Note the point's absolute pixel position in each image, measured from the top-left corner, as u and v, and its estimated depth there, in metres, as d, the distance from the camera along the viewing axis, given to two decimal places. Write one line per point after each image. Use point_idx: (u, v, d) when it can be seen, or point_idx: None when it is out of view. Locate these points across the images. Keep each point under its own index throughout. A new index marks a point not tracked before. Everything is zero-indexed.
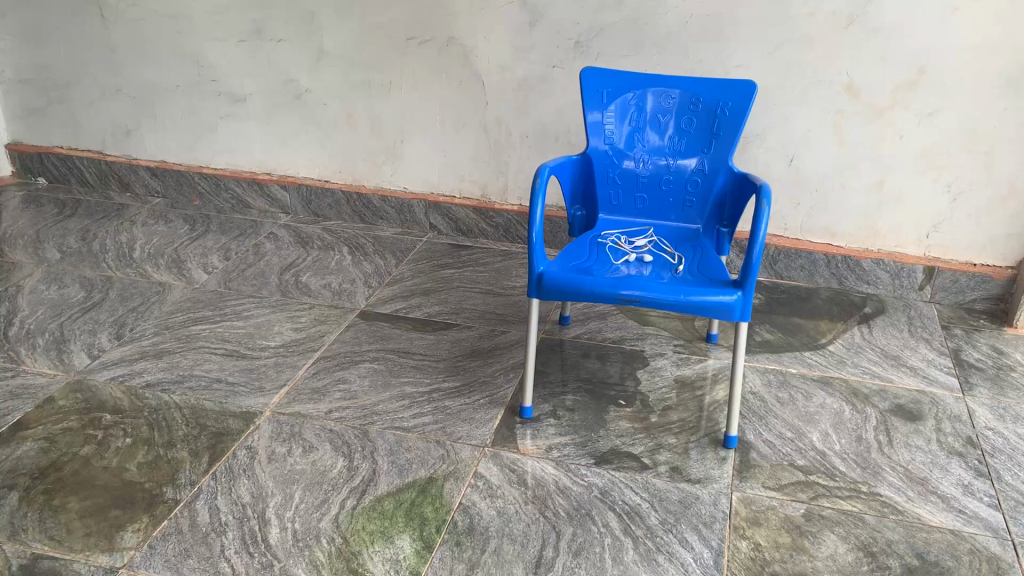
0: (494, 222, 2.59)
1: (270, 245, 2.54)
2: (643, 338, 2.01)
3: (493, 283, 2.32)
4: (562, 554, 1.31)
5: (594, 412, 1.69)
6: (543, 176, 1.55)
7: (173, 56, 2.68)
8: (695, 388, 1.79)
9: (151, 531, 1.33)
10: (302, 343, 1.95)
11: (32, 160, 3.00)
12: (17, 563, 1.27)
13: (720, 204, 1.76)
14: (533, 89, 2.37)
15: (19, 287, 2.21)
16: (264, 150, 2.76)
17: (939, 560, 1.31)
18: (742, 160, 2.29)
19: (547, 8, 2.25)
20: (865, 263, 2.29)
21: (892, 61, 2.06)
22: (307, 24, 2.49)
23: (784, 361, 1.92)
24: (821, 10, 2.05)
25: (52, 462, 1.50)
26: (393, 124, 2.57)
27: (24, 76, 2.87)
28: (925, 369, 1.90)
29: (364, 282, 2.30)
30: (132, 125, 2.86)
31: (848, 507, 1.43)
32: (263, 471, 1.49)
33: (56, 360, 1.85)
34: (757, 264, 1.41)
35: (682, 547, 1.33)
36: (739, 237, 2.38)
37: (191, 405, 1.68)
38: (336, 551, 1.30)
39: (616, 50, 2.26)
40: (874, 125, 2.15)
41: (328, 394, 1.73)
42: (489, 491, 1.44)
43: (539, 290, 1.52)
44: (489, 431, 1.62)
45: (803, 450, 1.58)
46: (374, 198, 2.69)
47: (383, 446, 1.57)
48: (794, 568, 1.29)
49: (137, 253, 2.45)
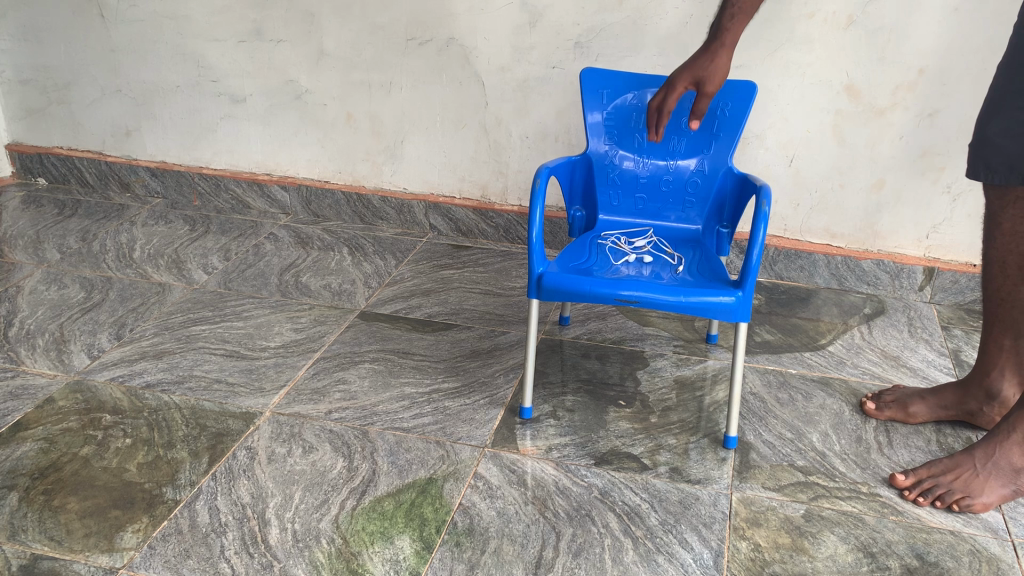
0: (494, 223, 2.60)
1: (270, 245, 2.55)
2: (643, 338, 2.01)
3: (493, 283, 2.32)
4: (562, 554, 1.31)
5: (594, 412, 1.70)
6: (542, 177, 1.55)
7: (173, 56, 2.68)
8: (696, 388, 1.79)
9: (151, 531, 1.34)
10: (302, 343, 1.96)
11: (31, 160, 3.00)
12: (17, 563, 1.27)
13: (719, 205, 1.75)
14: (533, 89, 2.37)
15: (19, 287, 2.21)
16: (263, 151, 2.77)
17: (940, 560, 1.31)
18: (741, 160, 2.30)
19: (547, 8, 2.25)
20: (865, 264, 2.29)
21: (892, 62, 2.06)
22: (306, 25, 2.49)
23: (785, 361, 1.92)
24: (821, 11, 2.06)
25: (52, 462, 1.50)
26: (393, 124, 2.57)
27: (25, 76, 2.87)
28: (925, 369, 1.90)
29: (364, 282, 2.30)
30: (132, 125, 2.86)
31: (848, 507, 1.43)
32: (263, 471, 1.49)
33: (57, 360, 1.85)
34: (757, 265, 1.41)
35: (682, 546, 1.33)
36: (739, 237, 2.39)
37: (191, 406, 1.68)
38: (336, 551, 1.30)
39: (616, 51, 2.27)
40: (873, 126, 2.15)
41: (328, 394, 1.74)
42: (489, 491, 1.45)
43: (539, 291, 1.51)
44: (489, 431, 1.62)
45: (803, 450, 1.58)
46: (374, 198, 2.70)
47: (383, 446, 1.57)
48: (794, 568, 1.29)
49: (138, 253, 2.46)
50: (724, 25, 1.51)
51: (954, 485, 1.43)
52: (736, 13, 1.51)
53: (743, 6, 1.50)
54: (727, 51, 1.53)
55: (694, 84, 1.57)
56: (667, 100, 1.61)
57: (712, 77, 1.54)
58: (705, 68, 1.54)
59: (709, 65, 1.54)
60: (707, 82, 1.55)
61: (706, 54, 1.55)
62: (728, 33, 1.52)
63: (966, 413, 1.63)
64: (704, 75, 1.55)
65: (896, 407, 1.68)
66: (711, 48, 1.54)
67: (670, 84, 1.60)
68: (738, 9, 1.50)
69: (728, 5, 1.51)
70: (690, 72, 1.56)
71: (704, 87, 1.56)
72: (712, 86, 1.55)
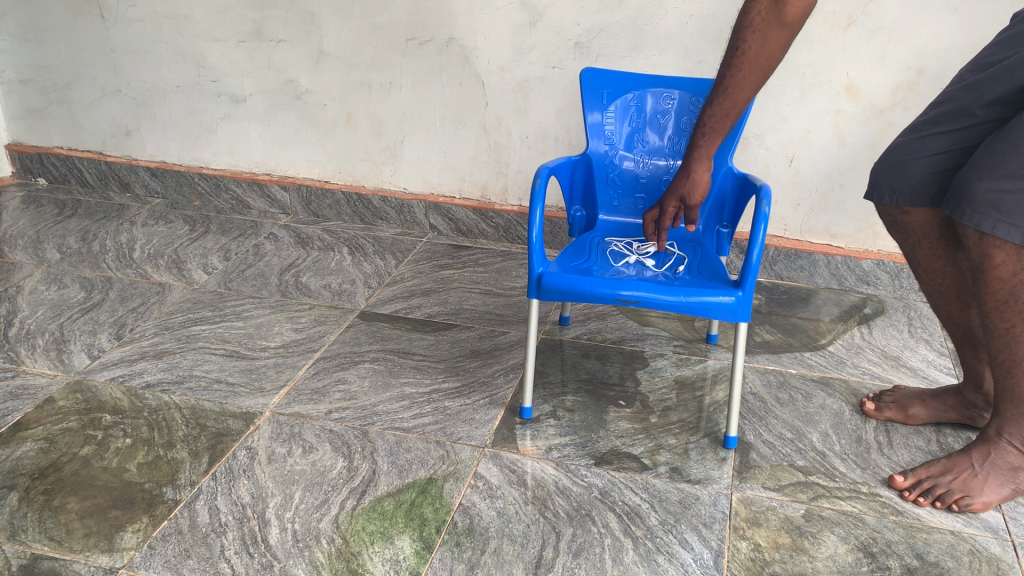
0: (494, 223, 2.60)
1: (270, 245, 2.55)
2: (643, 338, 2.01)
3: (493, 284, 2.32)
4: (562, 554, 1.31)
5: (594, 412, 1.70)
6: (543, 177, 1.55)
7: (173, 56, 2.68)
8: (696, 388, 1.79)
9: (151, 531, 1.34)
10: (302, 343, 1.96)
11: (32, 160, 3.00)
12: (17, 563, 1.27)
13: (720, 204, 1.75)
14: (533, 89, 2.37)
15: (19, 287, 2.21)
16: (263, 151, 2.77)
17: (940, 560, 1.31)
18: (741, 160, 2.30)
19: (547, 8, 2.25)
20: (865, 264, 2.30)
21: (892, 62, 2.06)
22: (306, 25, 2.49)
23: (785, 361, 1.92)
24: (821, 10, 2.06)
25: (52, 462, 1.50)
26: (393, 123, 2.57)
27: (24, 76, 2.87)
28: (925, 369, 1.90)
29: (364, 282, 2.30)
30: (132, 125, 2.86)
31: (848, 507, 1.43)
32: (263, 471, 1.49)
33: (57, 360, 1.85)
34: (757, 265, 1.41)
35: (682, 546, 1.33)
36: (739, 237, 2.39)
37: (191, 406, 1.68)
38: (336, 551, 1.30)
39: (616, 51, 2.27)
40: (873, 126, 2.14)
41: (328, 394, 1.73)
42: (489, 491, 1.45)
43: (539, 291, 1.52)
44: (489, 431, 1.62)
45: (803, 450, 1.58)
46: (374, 199, 2.70)
47: (383, 446, 1.57)
48: (794, 568, 1.29)
49: (138, 253, 2.46)
50: (697, 143, 1.41)
51: (960, 484, 1.43)
52: (709, 131, 1.40)
53: (716, 123, 1.39)
54: (703, 166, 1.42)
55: (681, 200, 1.47)
56: (659, 219, 1.51)
57: (693, 191, 1.44)
58: (683, 185, 1.44)
59: (686, 183, 1.44)
60: (690, 197, 1.44)
61: (683, 171, 1.44)
62: (702, 150, 1.42)
63: (966, 417, 1.63)
64: (685, 192, 1.44)
65: (895, 407, 1.68)
66: (687, 164, 1.44)
67: (659, 203, 1.51)
68: (710, 127, 1.39)
69: (699, 124, 1.40)
70: (673, 190, 1.46)
71: (690, 201, 1.45)
72: (697, 201, 1.44)
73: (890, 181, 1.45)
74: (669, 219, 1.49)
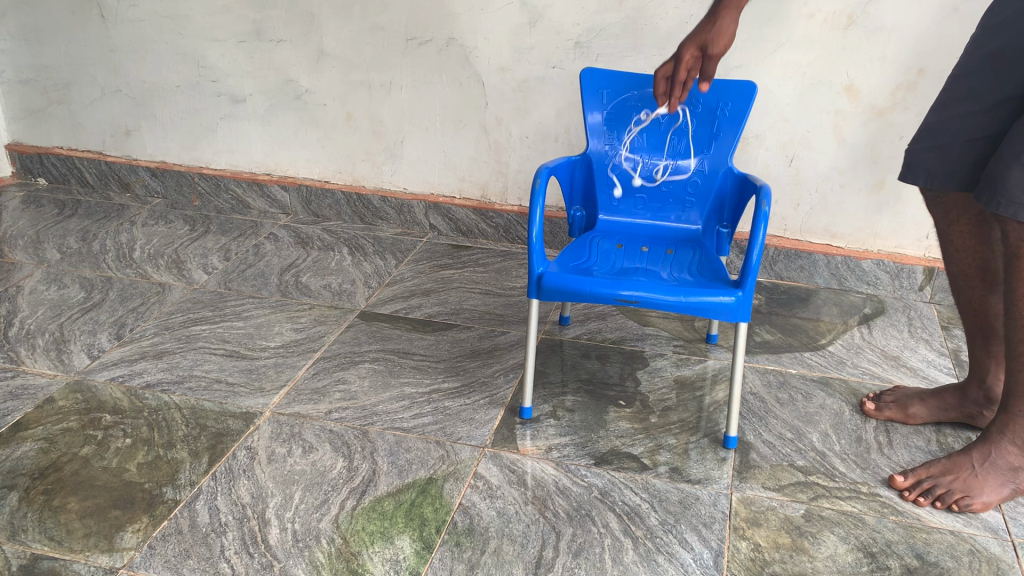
0: (494, 223, 2.60)
1: (270, 245, 2.55)
2: (643, 338, 2.01)
3: (493, 283, 2.32)
4: (562, 554, 1.31)
5: (594, 412, 1.70)
6: (543, 177, 1.55)
7: (173, 56, 2.68)
8: (696, 388, 1.79)
9: (151, 531, 1.34)
10: (302, 343, 1.95)
11: (32, 160, 3.00)
12: (17, 563, 1.27)
13: (720, 205, 1.75)
14: (533, 89, 2.37)
15: (19, 287, 2.21)
16: (263, 151, 2.77)
17: (940, 560, 1.31)
18: (741, 160, 2.30)
19: (547, 8, 2.25)
20: (865, 264, 2.29)
21: (892, 62, 2.06)
22: (306, 25, 2.49)
23: (785, 361, 1.92)
24: (821, 11, 2.06)
25: (52, 462, 1.50)
26: (393, 124, 2.57)
27: (24, 76, 2.87)
28: (925, 369, 1.90)
29: (364, 282, 2.30)
30: (132, 125, 2.86)
31: (848, 507, 1.43)
32: (263, 471, 1.49)
33: (57, 360, 1.85)
34: (757, 265, 1.41)
35: (682, 547, 1.33)
36: (739, 237, 2.39)
37: (191, 406, 1.68)
38: (336, 551, 1.30)
39: (616, 51, 2.26)
40: (874, 126, 2.14)
41: (328, 394, 1.74)
42: (489, 491, 1.45)
43: (539, 291, 1.51)
44: (489, 431, 1.62)
45: (803, 450, 1.58)
46: (374, 199, 2.70)
47: (383, 446, 1.57)
48: (794, 568, 1.29)
49: (138, 253, 2.46)
50: None
51: (960, 484, 1.43)
52: None
53: None
54: (731, 13, 1.43)
55: (701, 49, 1.46)
56: (675, 69, 1.50)
57: (717, 39, 1.43)
58: (709, 31, 1.44)
59: (711, 29, 1.44)
60: (712, 45, 1.44)
61: (710, 18, 1.45)
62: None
63: (966, 416, 1.63)
64: (709, 38, 1.44)
65: (895, 407, 1.68)
66: (714, 12, 1.44)
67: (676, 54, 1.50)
68: None
69: None
70: (695, 38, 1.46)
71: (710, 50, 1.45)
72: (718, 51, 1.44)
73: (925, 165, 1.45)
74: (685, 70, 1.48)
